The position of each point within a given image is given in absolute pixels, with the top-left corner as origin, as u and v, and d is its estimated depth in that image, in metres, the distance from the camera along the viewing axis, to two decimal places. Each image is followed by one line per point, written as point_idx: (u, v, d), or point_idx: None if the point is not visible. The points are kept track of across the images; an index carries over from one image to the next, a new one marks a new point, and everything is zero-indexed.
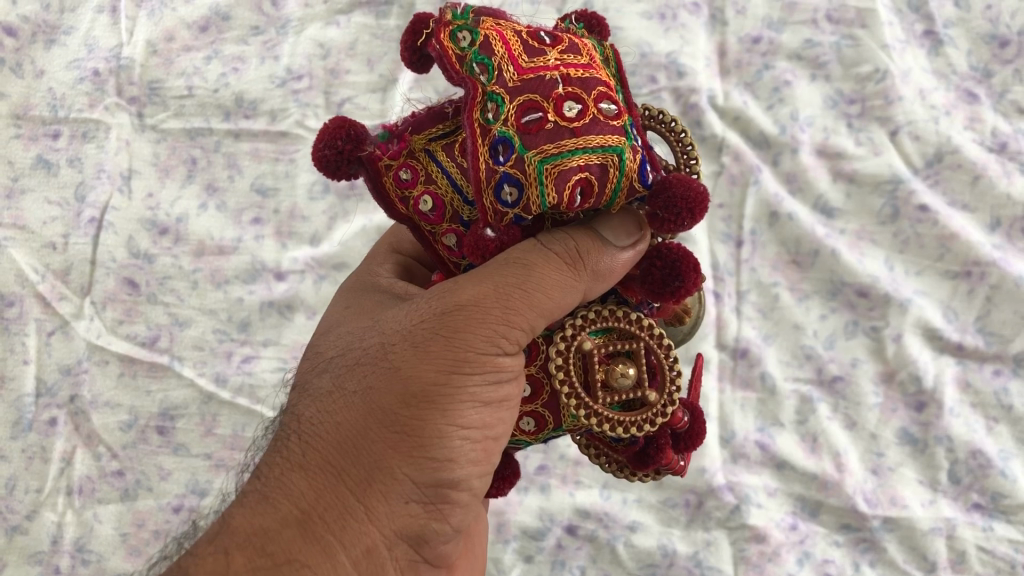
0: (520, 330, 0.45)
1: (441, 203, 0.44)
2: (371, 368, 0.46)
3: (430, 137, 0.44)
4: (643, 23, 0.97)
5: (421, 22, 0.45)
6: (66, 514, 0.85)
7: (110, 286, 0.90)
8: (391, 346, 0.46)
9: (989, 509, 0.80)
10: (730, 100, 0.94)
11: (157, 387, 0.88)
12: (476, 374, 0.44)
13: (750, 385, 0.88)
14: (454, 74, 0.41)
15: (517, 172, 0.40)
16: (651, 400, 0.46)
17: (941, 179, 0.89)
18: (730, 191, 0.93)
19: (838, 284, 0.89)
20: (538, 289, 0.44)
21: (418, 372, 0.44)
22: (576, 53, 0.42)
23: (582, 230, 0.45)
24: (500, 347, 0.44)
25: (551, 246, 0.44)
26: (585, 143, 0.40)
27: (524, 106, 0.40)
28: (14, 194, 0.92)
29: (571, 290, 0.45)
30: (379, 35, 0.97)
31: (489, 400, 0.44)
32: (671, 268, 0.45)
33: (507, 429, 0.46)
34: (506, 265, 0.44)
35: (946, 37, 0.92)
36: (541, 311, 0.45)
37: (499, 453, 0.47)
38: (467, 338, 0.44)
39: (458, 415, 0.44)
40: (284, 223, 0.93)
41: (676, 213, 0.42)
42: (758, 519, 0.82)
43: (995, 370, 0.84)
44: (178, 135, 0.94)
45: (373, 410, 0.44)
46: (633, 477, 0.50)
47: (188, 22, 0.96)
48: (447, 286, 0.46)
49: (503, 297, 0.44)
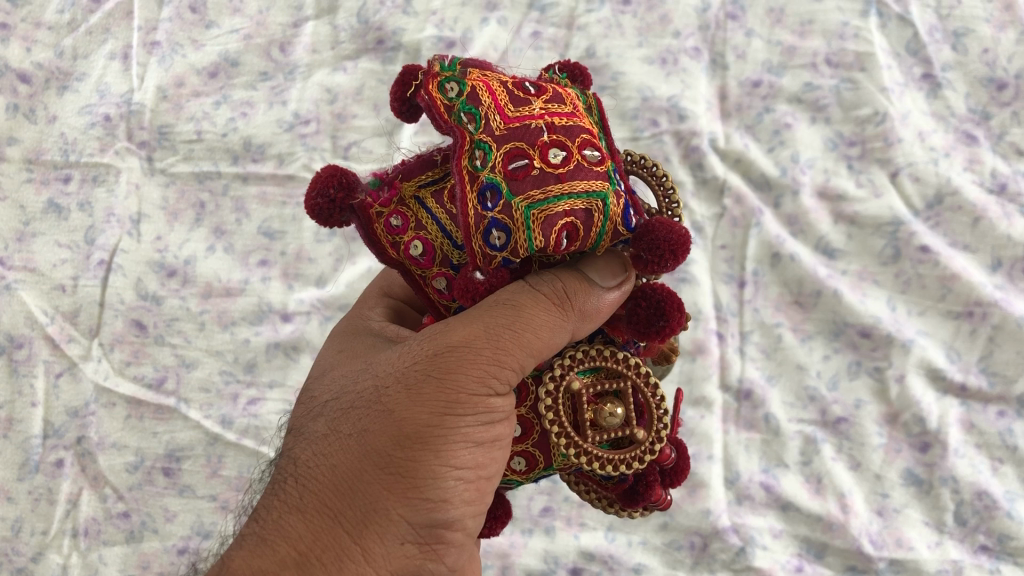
0: (511, 370, 0.45)
1: (431, 247, 0.45)
2: (365, 411, 0.47)
3: (419, 184, 0.45)
4: (644, 68, 0.99)
5: (410, 73, 0.46)
6: (72, 556, 0.85)
7: (117, 328, 0.91)
8: (384, 390, 0.47)
9: (996, 551, 0.81)
10: (731, 142, 0.95)
11: (164, 428, 0.89)
12: (468, 415, 0.44)
13: (754, 426, 0.88)
14: (443, 124, 0.42)
15: (504, 218, 0.41)
16: (639, 438, 0.46)
17: (942, 221, 0.89)
18: (732, 233, 0.94)
19: (840, 324, 0.89)
20: (527, 329, 0.44)
21: (411, 414, 0.45)
22: (559, 102, 0.43)
23: (568, 271, 0.46)
24: (491, 387, 0.45)
25: (539, 287, 0.45)
26: (570, 189, 0.40)
27: (510, 154, 0.41)
28: (24, 237, 0.93)
29: (559, 331, 0.45)
30: (385, 80, 0.98)
31: (481, 440, 0.45)
32: (656, 307, 0.45)
33: (499, 469, 0.46)
34: (496, 307, 0.45)
35: (944, 80, 0.94)
36: (531, 351, 0.45)
37: (492, 492, 0.47)
38: (458, 379, 0.45)
39: (451, 455, 0.44)
40: (291, 265, 0.94)
41: (659, 254, 0.42)
42: (763, 561, 0.82)
43: (999, 411, 0.84)
44: (186, 179, 0.96)
45: (367, 451, 0.45)
46: (622, 513, 0.51)
47: (198, 68, 0.98)
48: (438, 329, 0.47)
49: (493, 338, 0.44)
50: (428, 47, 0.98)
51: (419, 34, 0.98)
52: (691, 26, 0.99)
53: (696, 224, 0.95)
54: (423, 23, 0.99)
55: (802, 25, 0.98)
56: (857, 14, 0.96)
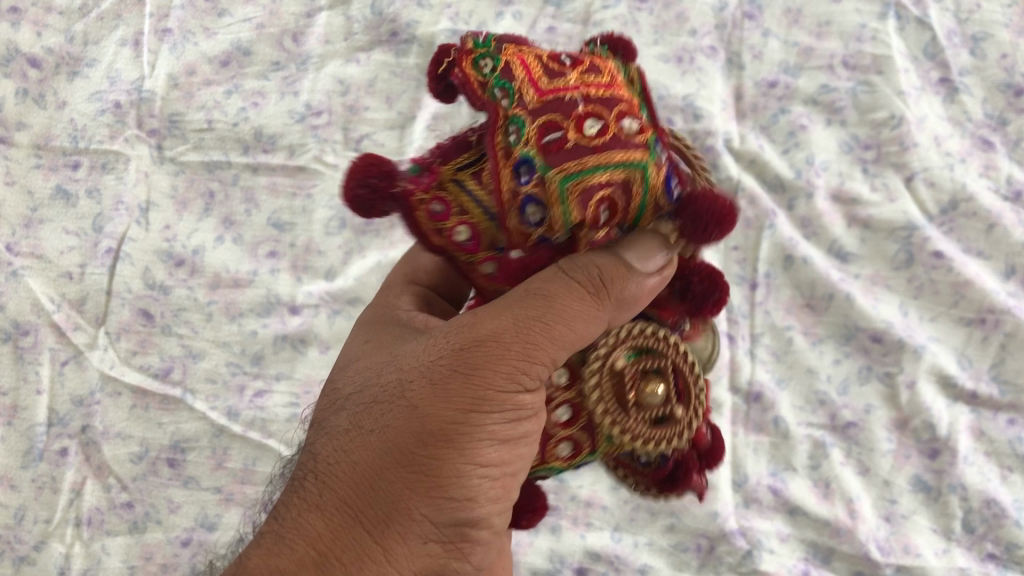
0: (541, 365, 0.45)
1: (476, 232, 0.44)
2: (388, 406, 0.47)
3: (457, 166, 0.44)
4: (659, 66, 0.98)
5: (445, 53, 0.46)
6: (75, 545, 0.84)
7: (124, 317, 0.90)
8: (408, 385, 0.47)
9: (1003, 559, 0.80)
10: (746, 143, 0.95)
11: (169, 419, 0.88)
12: (494, 412, 0.44)
13: (763, 429, 0.87)
14: (478, 99, 0.42)
15: (540, 192, 0.40)
16: (679, 415, 0.46)
17: (956, 227, 0.89)
18: (745, 234, 0.93)
19: (851, 329, 0.89)
20: (558, 321, 0.44)
21: (436, 408, 0.45)
22: (597, 73, 0.42)
23: (605, 252, 0.44)
24: (520, 384, 0.45)
25: (574, 272, 0.44)
26: (606, 159, 0.40)
27: (545, 125, 0.40)
28: (32, 223, 0.92)
29: (593, 321, 0.45)
30: (398, 72, 0.98)
31: (506, 438, 0.45)
32: (707, 283, 0.47)
33: (525, 465, 0.47)
34: (528, 299, 0.45)
35: (961, 85, 0.93)
36: (564, 345, 0.45)
37: (517, 488, 0.47)
38: (485, 376, 0.45)
39: (476, 453, 0.45)
40: (300, 257, 0.93)
41: (703, 225, 0.42)
42: (770, 565, 0.82)
43: (1010, 420, 0.84)
44: (196, 168, 0.95)
45: (390, 448, 0.45)
46: (658, 495, 0.51)
47: (210, 57, 0.97)
48: (465, 322, 0.47)
49: (522, 334, 0.45)
50: (444, 40, 0.97)
51: (434, 27, 0.98)
52: (708, 25, 0.98)
53: None
54: (437, 16, 0.98)
55: (819, 27, 0.97)
56: (875, 17, 0.96)
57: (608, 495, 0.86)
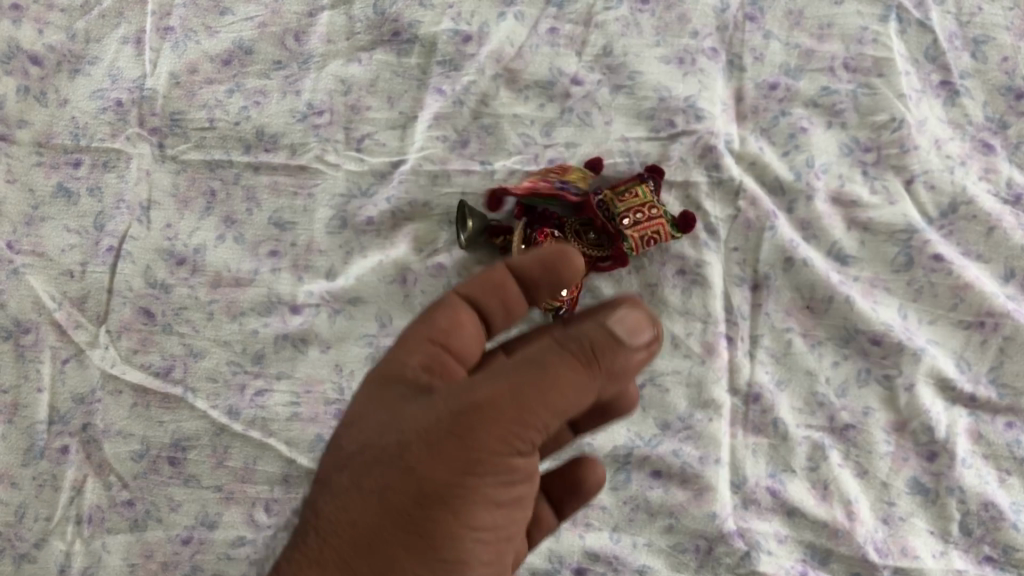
0: (535, 433, 0.52)
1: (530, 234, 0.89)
2: (388, 469, 0.54)
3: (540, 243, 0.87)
4: (661, 68, 0.97)
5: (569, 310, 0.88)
6: (75, 543, 0.84)
7: (125, 315, 0.90)
8: (407, 449, 0.53)
9: (1000, 561, 0.82)
10: (746, 146, 0.95)
11: (170, 417, 0.87)
12: (489, 477, 0.52)
13: (762, 431, 0.87)
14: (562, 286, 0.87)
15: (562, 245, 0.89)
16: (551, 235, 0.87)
17: (956, 230, 0.90)
18: (745, 235, 0.92)
19: (851, 331, 0.89)
20: (552, 390, 0.50)
21: (433, 472, 0.52)
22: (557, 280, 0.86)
23: (596, 327, 0.52)
24: (515, 452, 0.52)
25: (568, 346, 0.51)
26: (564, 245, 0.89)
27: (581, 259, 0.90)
28: (33, 221, 0.92)
29: (587, 388, 0.51)
30: (400, 72, 0.98)
31: (497, 501, 0.54)
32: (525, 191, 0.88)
33: (513, 518, 0.56)
34: (524, 372, 0.51)
35: (963, 88, 0.95)
36: (556, 413, 0.51)
37: (507, 535, 0.56)
38: (480, 445, 0.51)
39: (469, 519, 0.53)
40: (301, 257, 0.93)
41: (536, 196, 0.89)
42: (768, 566, 0.83)
43: (1007, 422, 0.86)
44: (197, 166, 0.95)
45: (388, 511, 0.54)
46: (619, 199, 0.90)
47: (212, 55, 0.98)
48: (462, 389, 0.52)
49: (518, 401, 0.51)
50: (445, 40, 0.98)
51: (435, 27, 0.98)
52: (710, 26, 0.98)
53: (709, 225, 0.93)
54: (440, 16, 0.99)
55: (820, 28, 0.98)
56: (876, 19, 0.98)
57: (607, 496, 0.86)
